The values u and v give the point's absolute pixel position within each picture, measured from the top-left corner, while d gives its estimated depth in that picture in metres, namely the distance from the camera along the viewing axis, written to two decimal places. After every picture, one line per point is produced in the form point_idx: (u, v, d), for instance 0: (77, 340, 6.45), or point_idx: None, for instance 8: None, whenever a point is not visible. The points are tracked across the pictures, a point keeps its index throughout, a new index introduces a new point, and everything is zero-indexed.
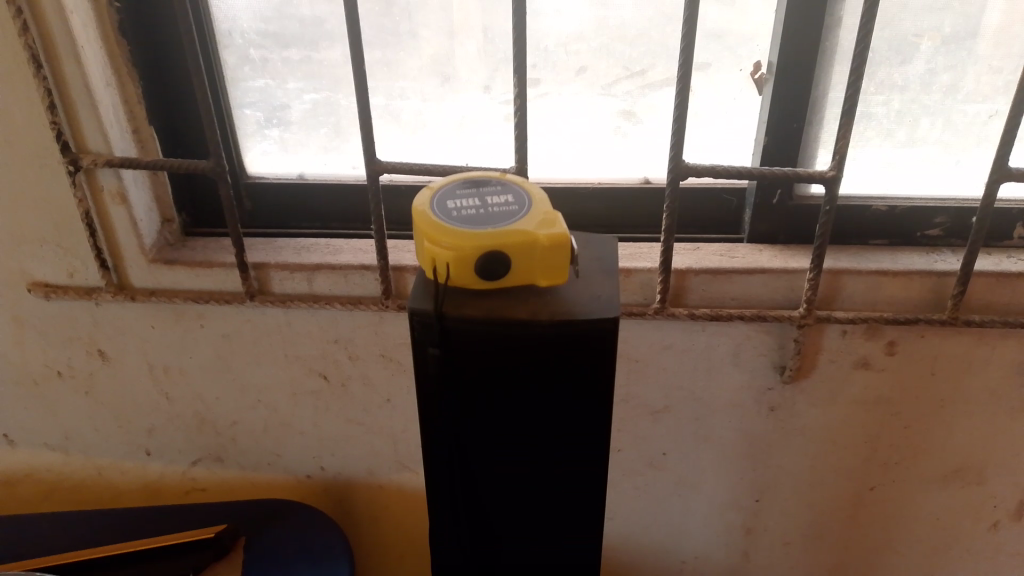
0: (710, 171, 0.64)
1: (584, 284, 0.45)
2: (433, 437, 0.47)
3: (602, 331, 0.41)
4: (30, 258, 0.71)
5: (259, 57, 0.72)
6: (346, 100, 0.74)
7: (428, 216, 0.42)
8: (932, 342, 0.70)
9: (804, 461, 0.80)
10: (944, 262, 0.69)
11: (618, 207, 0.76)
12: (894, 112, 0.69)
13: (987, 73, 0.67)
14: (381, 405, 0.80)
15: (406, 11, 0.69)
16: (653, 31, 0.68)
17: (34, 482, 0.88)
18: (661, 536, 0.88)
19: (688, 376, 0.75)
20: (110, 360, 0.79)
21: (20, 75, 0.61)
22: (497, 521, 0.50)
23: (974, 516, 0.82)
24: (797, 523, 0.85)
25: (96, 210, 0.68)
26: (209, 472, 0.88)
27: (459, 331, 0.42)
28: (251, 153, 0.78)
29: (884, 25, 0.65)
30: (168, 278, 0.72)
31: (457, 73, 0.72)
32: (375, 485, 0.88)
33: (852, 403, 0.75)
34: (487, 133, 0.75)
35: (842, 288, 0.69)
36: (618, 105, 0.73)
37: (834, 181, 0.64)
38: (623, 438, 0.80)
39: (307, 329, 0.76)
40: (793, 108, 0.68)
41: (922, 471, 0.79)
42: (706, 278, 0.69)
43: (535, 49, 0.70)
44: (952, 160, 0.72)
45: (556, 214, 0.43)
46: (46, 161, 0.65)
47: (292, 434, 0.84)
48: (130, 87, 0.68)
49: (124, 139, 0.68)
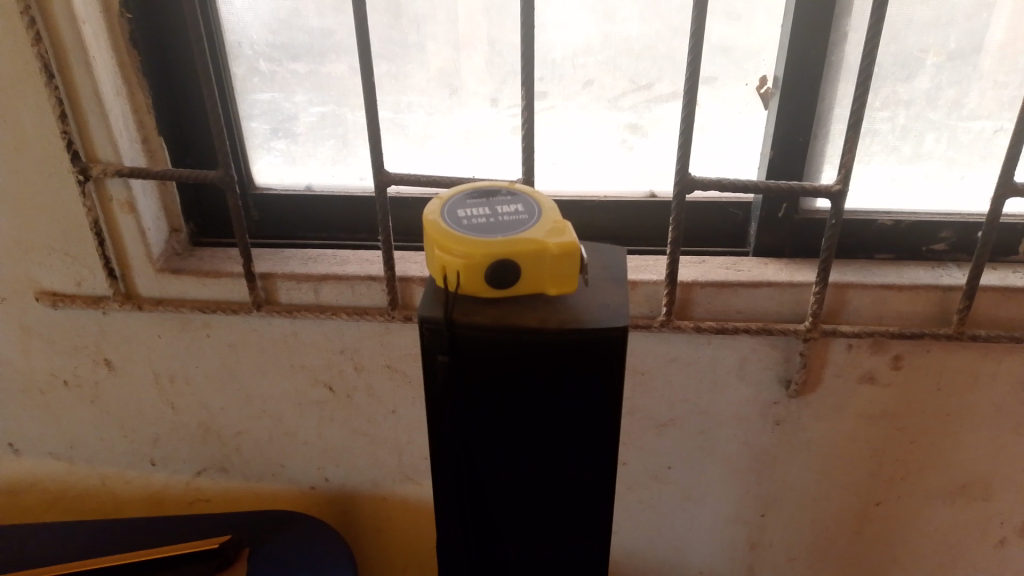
0: (716, 184, 0.65)
1: (593, 295, 0.45)
2: (441, 445, 0.47)
3: (611, 341, 0.41)
4: (38, 267, 0.71)
5: (268, 69, 0.73)
6: (354, 113, 0.75)
7: (439, 224, 0.42)
8: (937, 357, 0.70)
9: (809, 475, 0.80)
10: (949, 277, 0.69)
11: (624, 219, 0.77)
12: (899, 127, 0.70)
13: (991, 88, 0.67)
14: (386, 416, 0.80)
15: (415, 24, 0.69)
16: (659, 45, 0.69)
17: (38, 491, 0.87)
18: (666, 550, 0.87)
19: (693, 389, 0.75)
20: (116, 368, 0.79)
21: (33, 84, 0.62)
22: (505, 530, 0.50)
23: (980, 532, 0.82)
24: (802, 538, 0.85)
25: (105, 218, 0.68)
26: (212, 482, 0.88)
27: (468, 339, 0.42)
28: (259, 164, 0.79)
29: (889, 40, 0.65)
30: (175, 287, 0.73)
31: (464, 86, 0.72)
32: (378, 496, 0.87)
33: (857, 416, 0.75)
34: (494, 146, 0.76)
35: (848, 301, 0.69)
36: (625, 117, 0.73)
37: (839, 195, 0.64)
38: (629, 451, 0.80)
39: (313, 339, 0.76)
40: (799, 122, 0.68)
41: (928, 486, 0.79)
42: (712, 290, 0.69)
43: (543, 62, 0.70)
44: (957, 175, 0.72)
45: (566, 223, 0.43)
46: (57, 170, 0.66)
47: (296, 444, 0.84)
48: (140, 98, 0.68)
49: (133, 148, 0.68)
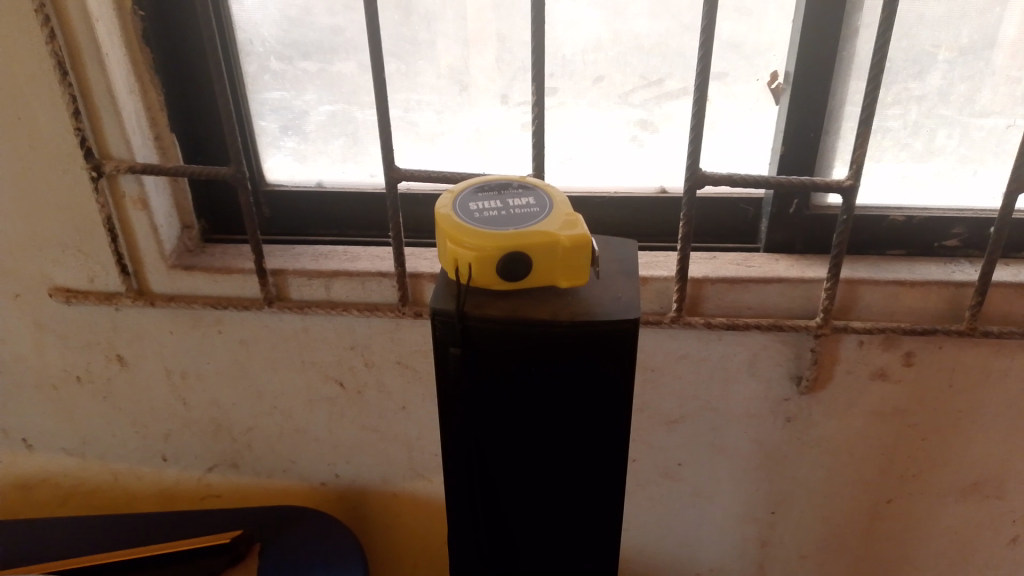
0: (727, 180, 0.65)
1: (605, 288, 0.45)
2: (452, 440, 0.47)
3: (623, 333, 0.41)
4: (52, 263, 0.72)
5: (279, 66, 0.73)
6: (364, 112, 0.75)
7: (451, 218, 0.42)
8: (950, 353, 0.70)
9: (820, 472, 0.80)
10: (962, 273, 0.69)
11: (634, 215, 0.77)
12: (910, 124, 0.69)
13: (1004, 84, 0.67)
14: (396, 412, 0.80)
15: (425, 21, 0.69)
16: (669, 40, 0.69)
17: (51, 486, 0.88)
18: (676, 547, 0.87)
19: (704, 386, 0.75)
20: (128, 364, 0.79)
21: (47, 82, 0.62)
22: (515, 525, 0.50)
23: (992, 530, 0.81)
24: (813, 535, 0.85)
25: (118, 215, 0.69)
26: (224, 478, 0.88)
27: (479, 331, 0.42)
28: (270, 161, 0.79)
29: (902, 36, 0.65)
30: (187, 284, 0.73)
31: (474, 83, 0.72)
32: (388, 492, 0.88)
33: (868, 413, 0.75)
34: (504, 143, 0.76)
35: (858, 298, 0.68)
36: (635, 114, 0.73)
37: (851, 190, 0.64)
38: (639, 448, 0.80)
39: (324, 335, 0.76)
40: (810, 117, 0.68)
41: (939, 483, 0.79)
42: (723, 286, 0.69)
43: (554, 58, 0.70)
44: (969, 171, 0.71)
45: (577, 216, 0.43)
46: (71, 167, 0.66)
47: (306, 441, 0.84)
48: (153, 95, 0.69)
49: (145, 145, 0.69)
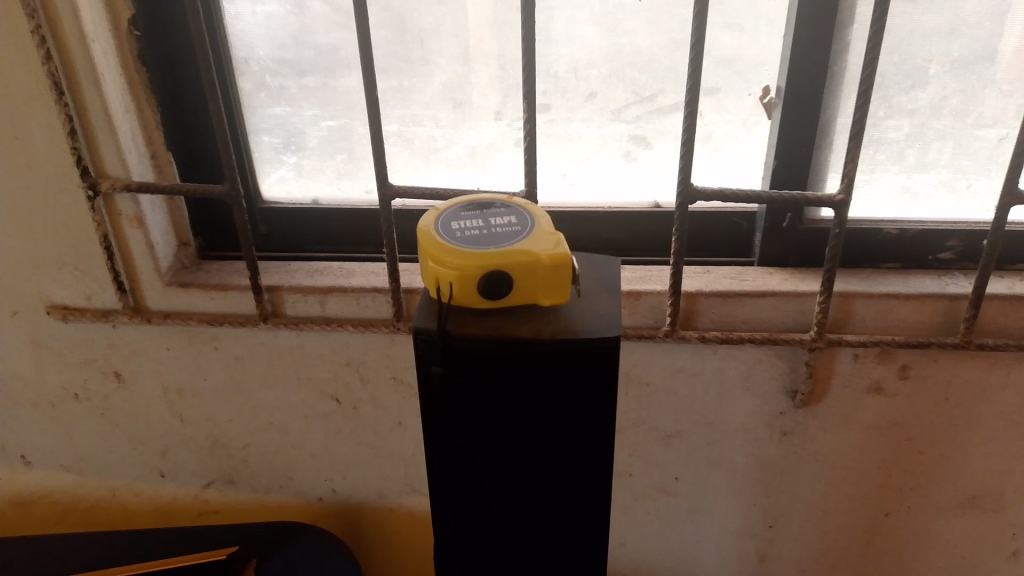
0: (719, 195, 0.65)
1: (589, 305, 0.45)
2: (440, 456, 0.46)
3: (605, 349, 0.41)
4: (50, 281, 0.73)
5: (275, 84, 0.74)
6: (360, 129, 0.75)
7: (432, 237, 0.43)
8: (945, 366, 0.70)
9: (818, 486, 0.79)
10: (956, 286, 0.69)
11: (628, 230, 0.77)
12: (905, 136, 0.69)
13: (997, 97, 0.67)
14: (392, 428, 0.80)
15: (419, 39, 0.70)
16: (661, 57, 0.69)
17: (49, 503, 0.88)
18: (674, 562, 0.87)
19: (700, 400, 0.74)
20: (124, 380, 0.79)
21: (44, 102, 0.63)
22: (505, 541, 0.50)
23: (992, 544, 0.80)
24: (812, 550, 0.84)
25: (114, 233, 0.69)
26: (221, 494, 0.88)
27: (461, 348, 0.42)
28: (267, 179, 0.80)
29: (892, 50, 0.65)
30: (183, 300, 0.73)
31: (469, 100, 0.73)
32: (383, 508, 0.87)
33: (866, 427, 0.74)
34: (499, 158, 0.76)
35: (852, 311, 0.68)
36: (628, 130, 0.73)
37: (843, 204, 0.64)
38: (635, 463, 0.80)
39: (319, 351, 0.76)
40: (802, 132, 0.68)
41: (939, 497, 0.78)
42: (717, 300, 0.69)
43: (546, 75, 0.71)
44: (965, 183, 0.71)
45: (560, 235, 0.43)
46: (69, 186, 0.67)
47: (302, 456, 0.84)
48: (149, 114, 0.70)
49: (141, 163, 0.69)
